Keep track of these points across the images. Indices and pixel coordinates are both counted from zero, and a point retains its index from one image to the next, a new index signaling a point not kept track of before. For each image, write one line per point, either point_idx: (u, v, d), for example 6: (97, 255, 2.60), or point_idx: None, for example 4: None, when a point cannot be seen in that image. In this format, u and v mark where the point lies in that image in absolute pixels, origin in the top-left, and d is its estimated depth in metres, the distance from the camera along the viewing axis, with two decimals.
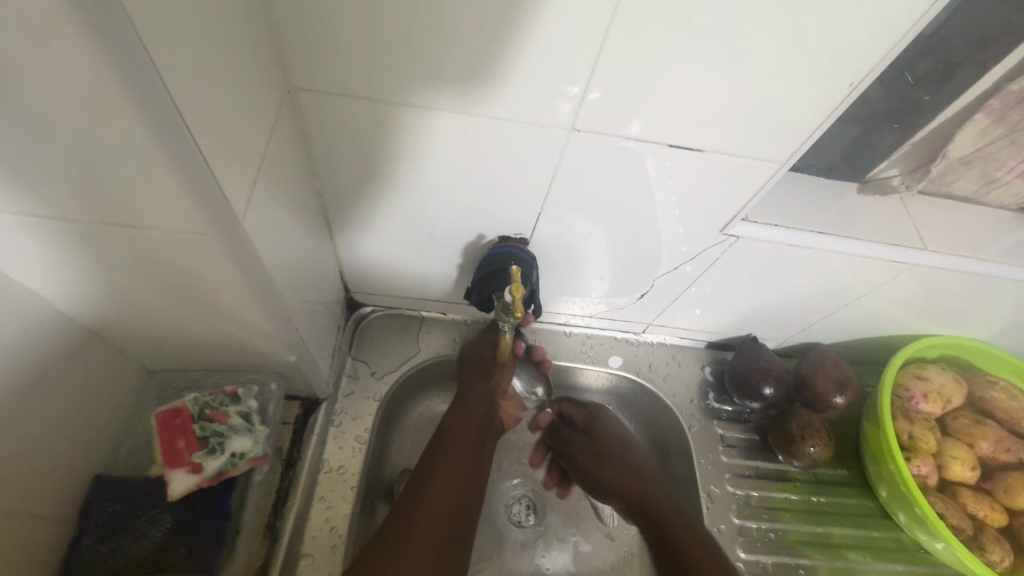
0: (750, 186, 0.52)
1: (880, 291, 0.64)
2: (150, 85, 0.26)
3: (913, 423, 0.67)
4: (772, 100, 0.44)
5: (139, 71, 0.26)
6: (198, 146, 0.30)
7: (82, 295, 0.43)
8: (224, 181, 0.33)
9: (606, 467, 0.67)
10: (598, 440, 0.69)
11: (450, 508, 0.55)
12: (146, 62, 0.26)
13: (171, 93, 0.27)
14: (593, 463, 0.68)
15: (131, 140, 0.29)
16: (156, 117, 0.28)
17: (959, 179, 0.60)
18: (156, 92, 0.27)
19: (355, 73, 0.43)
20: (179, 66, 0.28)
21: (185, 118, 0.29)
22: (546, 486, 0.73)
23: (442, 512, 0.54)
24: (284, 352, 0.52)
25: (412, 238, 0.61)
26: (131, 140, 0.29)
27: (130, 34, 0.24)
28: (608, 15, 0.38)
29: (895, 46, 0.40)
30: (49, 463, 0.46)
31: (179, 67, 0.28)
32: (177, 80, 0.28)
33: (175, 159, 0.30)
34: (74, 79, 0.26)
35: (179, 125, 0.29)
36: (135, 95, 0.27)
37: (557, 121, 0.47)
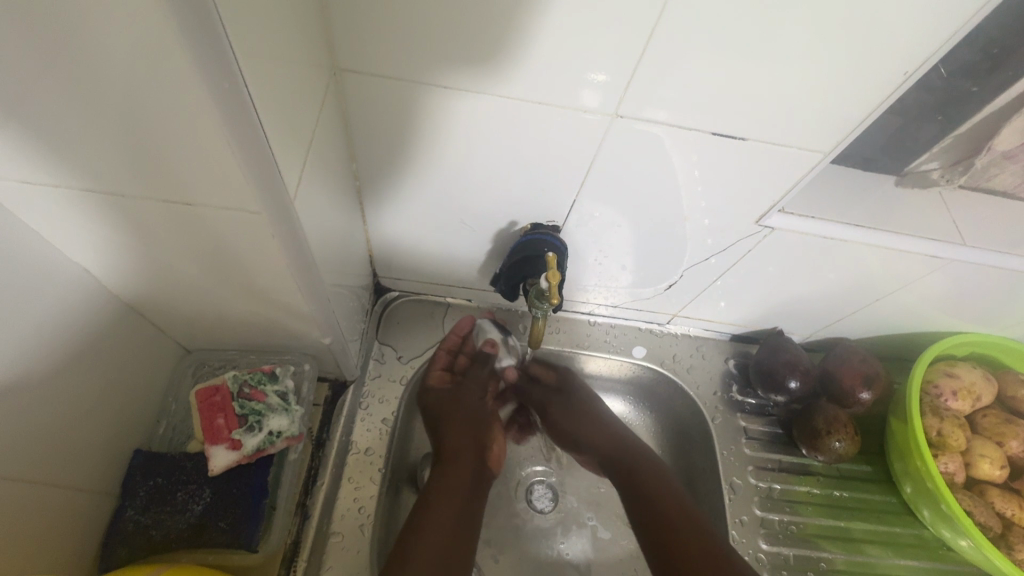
0: (792, 176, 0.51)
1: (914, 288, 0.63)
2: (221, 59, 0.26)
3: (942, 420, 0.67)
4: (822, 88, 0.43)
5: (213, 46, 0.26)
6: (259, 122, 0.30)
7: (128, 270, 0.44)
8: (280, 158, 0.33)
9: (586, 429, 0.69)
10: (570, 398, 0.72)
11: (449, 542, 0.55)
12: (221, 37, 0.26)
13: (240, 68, 0.27)
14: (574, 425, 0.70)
15: (193, 114, 0.29)
16: (224, 93, 0.28)
17: (1001, 175, 0.59)
18: (227, 67, 0.27)
19: (399, 53, 0.43)
20: (246, 42, 0.28)
21: (251, 95, 0.29)
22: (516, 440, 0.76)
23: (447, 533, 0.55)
24: (318, 334, 0.53)
25: (443, 222, 0.61)
26: (194, 115, 0.29)
27: (209, 8, 0.24)
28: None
29: (958, 31, 0.39)
30: (92, 434, 0.47)
31: (246, 43, 0.28)
32: (243, 56, 0.28)
33: (236, 135, 0.30)
34: (143, 50, 0.26)
35: (243, 101, 0.29)
36: (205, 71, 0.27)
37: (598, 107, 0.46)
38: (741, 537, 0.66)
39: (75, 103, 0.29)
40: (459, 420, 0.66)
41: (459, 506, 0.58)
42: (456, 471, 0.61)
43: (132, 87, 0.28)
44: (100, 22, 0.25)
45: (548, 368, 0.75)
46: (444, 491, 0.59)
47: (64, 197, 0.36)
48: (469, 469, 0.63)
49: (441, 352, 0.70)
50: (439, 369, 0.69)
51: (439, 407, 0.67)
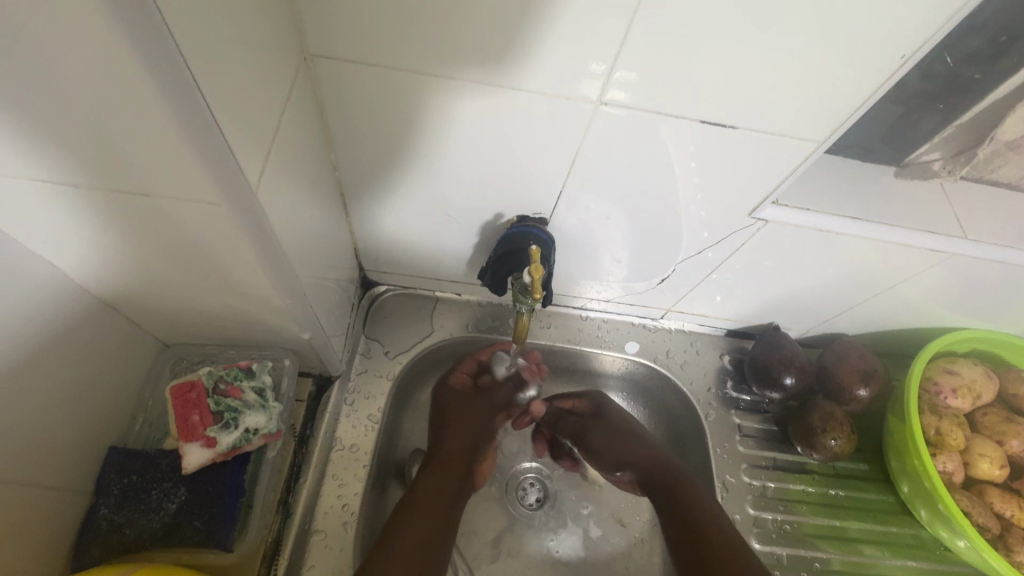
0: (786, 166, 0.50)
1: (913, 282, 0.62)
2: (155, 32, 0.25)
3: (940, 418, 0.65)
4: (815, 74, 0.41)
5: (145, 17, 0.24)
6: (205, 101, 0.28)
7: (95, 266, 0.42)
8: (235, 142, 0.31)
9: (620, 444, 0.68)
10: (604, 421, 0.71)
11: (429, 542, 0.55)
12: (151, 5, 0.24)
13: (177, 42, 0.26)
14: (605, 442, 0.69)
15: (136, 96, 0.27)
16: (164, 70, 0.26)
17: (1005, 165, 0.57)
18: (163, 41, 0.25)
19: (371, 37, 0.41)
20: (188, 16, 0.26)
21: (192, 71, 0.27)
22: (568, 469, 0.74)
23: (425, 535, 0.55)
24: (298, 329, 0.51)
25: (428, 215, 0.59)
26: (136, 96, 0.27)
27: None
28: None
29: (959, 12, 0.36)
30: (63, 433, 0.46)
31: (187, 15, 0.26)
32: (184, 30, 0.26)
33: (183, 118, 0.28)
34: (73, 26, 0.24)
35: (186, 79, 0.27)
36: (140, 45, 0.25)
37: (582, 94, 0.44)
38: None
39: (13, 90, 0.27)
40: (461, 426, 0.68)
41: (442, 507, 0.59)
42: (442, 476, 0.62)
43: (68, 68, 0.26)
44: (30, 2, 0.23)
45: (578, 398, 0.73)
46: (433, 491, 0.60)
47: (17, 190, 0.34)
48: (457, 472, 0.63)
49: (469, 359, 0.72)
50: (462, 373, 0.71)
51: (449, 410, 0.69)
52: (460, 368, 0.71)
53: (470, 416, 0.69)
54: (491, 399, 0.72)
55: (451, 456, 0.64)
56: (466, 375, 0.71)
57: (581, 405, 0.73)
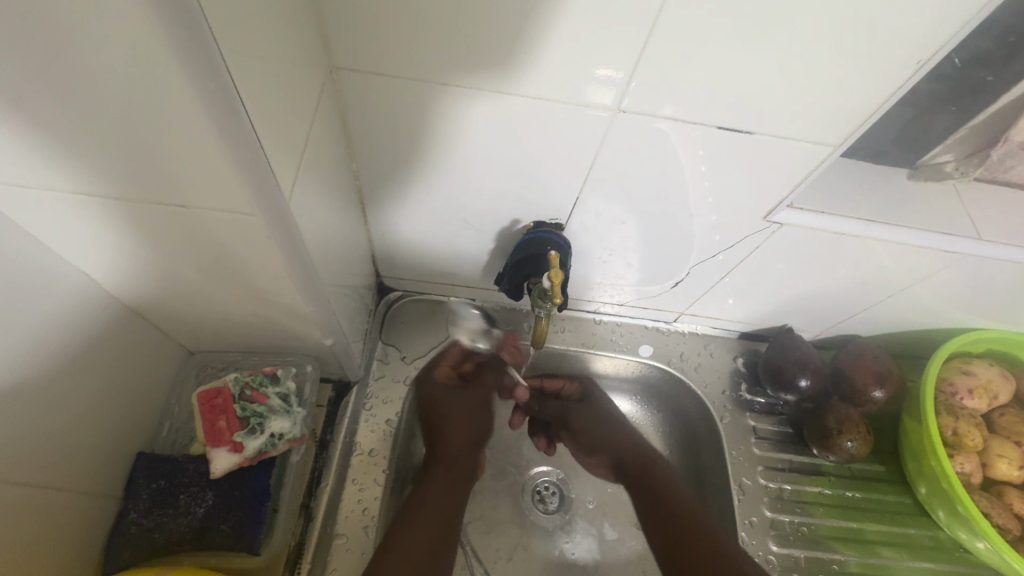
0: (801, 170, 0.50)
1: (928, 283, 0.62)
2: (201, 45, 0.25)
3: (958, 419, 0.65)
4: (830, 80, 0.42)
5: (192, 31, 0.25)
6: (244, 108, 0.29)
7: (127, 274, 0.43)
8: (269, 151, 0.32)
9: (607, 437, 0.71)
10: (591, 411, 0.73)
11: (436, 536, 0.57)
12: (198, 18, 0.24)
13: (220, 52, 0.26)
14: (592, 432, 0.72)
15: (178, 105, 0.28)
16: (206, 80, 0.27)
17: (1018, 166, 0.57)
18: (207, 53, 0.26)
19: (394, 50, 0.42)
20: (229, 28, 0.27)
21: (233, 79, 0.28)
22: (540, 448, 0.74)
23: (432, 537, 0.56)
24: (319, 335, 0.52)
25: (446, 222, 0.60)
26: (178, 104, 0.28)
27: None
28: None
29: (974, 18, 0.37)
30: (93, 439, 0.47)
31: (229, 28, 0.27)
32: (226, 41, 0.27)
33: (222, 125, 0.29)
34: (122, 38, 0.25)
35: (227, 87, 0.27)
36: (186, 58, 0.26)
37: (600, 102, 0.45)
38: (750, 539, 0.65)
39: (61, 102, 0.28)
40: (462, 419, 0.68)
41: (450, 509, 0.60)
42: (448, 475, 0.63)
43: (114, 79, 0.27)
44: (86, 25, 0.24)
45: (570, 381, 0.75)
46: (441, 486, 0.61)
47: (58, 201, 0.35)
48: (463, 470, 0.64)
49: (454, 349, 0.70)
50: (446, 365, 0.69)
51: (440, 402, 0.67)
52: (443, 361, 0.69)
53: (466, 407, 0.68)
54: (479, 387, 0.70)
55: (455, 452, 0.65)
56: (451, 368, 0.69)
57: (572, 389, 0.75)
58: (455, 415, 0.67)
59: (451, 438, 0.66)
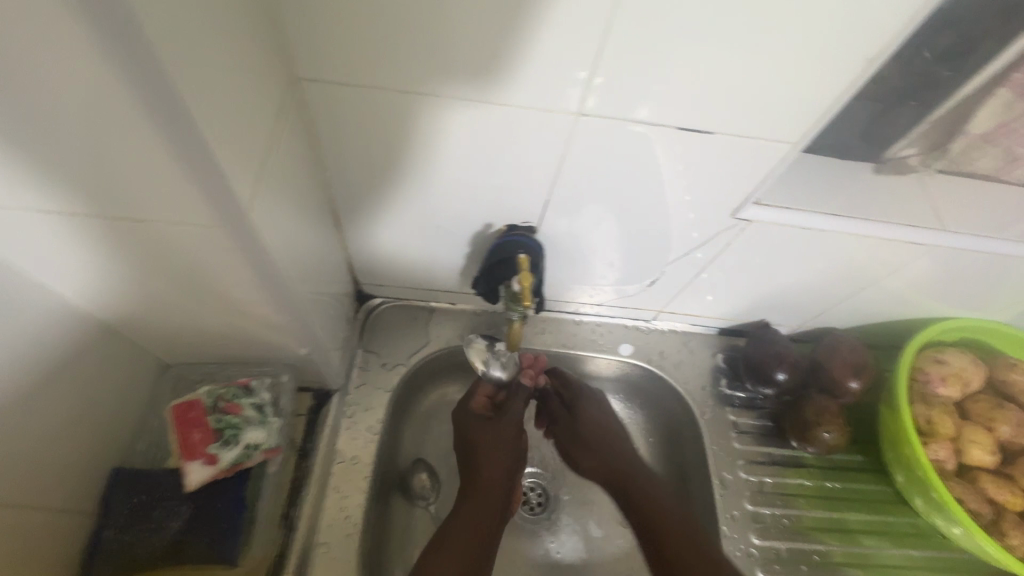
0: (764, 168, 0.51)
1: (898, 275, 0.63)
2: (139, 52, 0.25)
3: (930, 407, 0.66)
4: (785, 80, 0.43)
5: (130, 41, 0.24)
6: (191, 112, 0.28)
7: (94, 291, 0.43)
8: (224, 160, 0.31)
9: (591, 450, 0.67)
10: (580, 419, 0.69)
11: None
12: (132, 26, 0.24)
13: (160, 56, 0.26)
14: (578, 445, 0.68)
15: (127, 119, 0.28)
16: (146, 85, 0.26)
17: (981, 158, 0.58)
18: (150, 59, 0.25)
19: (356, 60, 0.42)
20: (171, 34, 0.26)
21: (177, 83, 0.27)
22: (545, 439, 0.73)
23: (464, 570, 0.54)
24: (294, 344, 0.52)
25: (421, 228, 0.60)
26: (126, 112, 0.28)
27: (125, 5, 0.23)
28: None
29: (918, 15, 0.38)
30: (66, 456, 0.47)
31: (171, 33, 0.26)
32: (167, 47, 0.26)
33: (171, 131, 0.29)
34: (61, 51, 0.25)
35: (174, 95, 0.27)
36: (126, 67, 0.26)
37: (564, 106, 0.46)
38: (731, 532, 0.66)
39: (8, 122, 0.28)
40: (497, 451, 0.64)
41: (478, 547, 0.56)
42: (482, 512, 0.59)
43: (59, 94, 0.26)
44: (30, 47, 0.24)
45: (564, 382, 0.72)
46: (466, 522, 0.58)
47: (31, 221, 0.35)
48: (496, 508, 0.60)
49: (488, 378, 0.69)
50: (481, 395, 0.68)
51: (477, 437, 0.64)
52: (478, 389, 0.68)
53: (499, 441, 0.64)
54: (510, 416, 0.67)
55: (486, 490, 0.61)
56: (485, 397, 0.68)
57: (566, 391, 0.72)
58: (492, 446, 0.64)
59: (485, 472, 0.62)
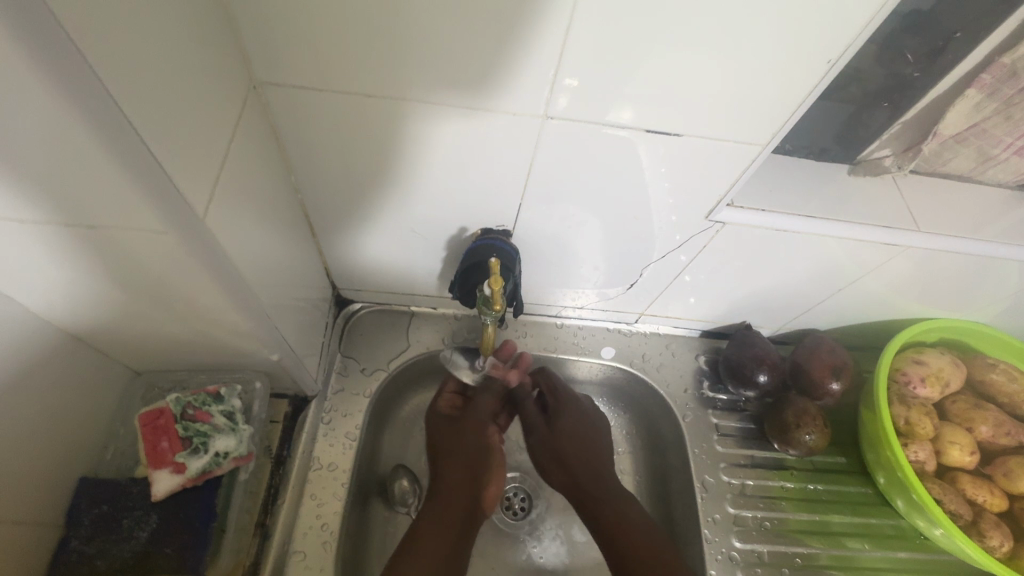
0: (734, 170, 0.51)
1: (876, 275, 0.63)
2: (67, 57, 0.25)
3: (910, 408, 0.66)
4: (749, 81, 0.42)
5: (56, 44, 0.25)
6: (125, 114, 0.29)
7: (55, 300, 0.42)
8: (166, 160, 0.32)
9: (568, 451, 0.67)
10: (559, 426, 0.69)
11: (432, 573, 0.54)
12: (56, 31, 0.24)
13: (88, 59, 0.26)
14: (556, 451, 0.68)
15: (59, 125, 0.27)
16: (78, 90, 0.26)
17: (955, 158, 0.58)
18: (79, 64, 0.26)
19: (316, 63, 0.42)
20: (102, 38, 0.27)
21: (108, 88, 0.27)
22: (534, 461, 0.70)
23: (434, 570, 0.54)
24: (266, 351, 0.52)
25: (398, 233, 0.60)
26: (54, 122, 0.27)
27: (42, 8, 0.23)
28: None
29: (875, 17, 0.38)
30: (31, 467, 0.46)
31: (101, 35, 0.26)
32: (96, 50, 0.26)
33: (107, 137, 0.29)
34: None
35: (104, 99, 0.27)
36: (58, 71, 0.25)
37: (531, 109, 0.45)
38: (712, 536, 0.65)
39: None
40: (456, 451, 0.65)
41: (446, 538, 0.57)
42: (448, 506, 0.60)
43: None
44: None
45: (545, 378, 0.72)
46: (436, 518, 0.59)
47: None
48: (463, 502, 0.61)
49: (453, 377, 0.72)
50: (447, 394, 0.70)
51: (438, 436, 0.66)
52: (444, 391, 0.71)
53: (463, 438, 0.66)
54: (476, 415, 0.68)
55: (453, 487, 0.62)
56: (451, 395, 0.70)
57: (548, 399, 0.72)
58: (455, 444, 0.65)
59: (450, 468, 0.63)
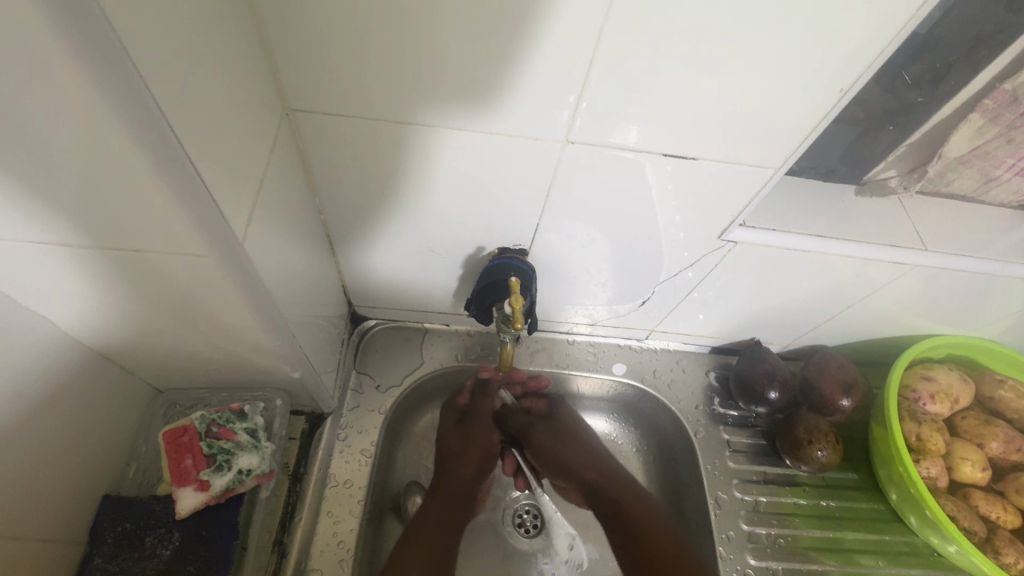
0: (746, 192, 0.53)
1: (885, 292, 0.64)
2: (137, 95, 0.27)
3: (920, 424, 0.67)
4: (764, 106, 0.44)
5: (126, 78, 0.26)
6: (182, 145, 0.30)
7: (88, 319, 0.43)
8: (215, 188, 0.33)
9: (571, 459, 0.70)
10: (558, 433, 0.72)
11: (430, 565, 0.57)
12: (132, 71, 0.26)
13: (155, 96, 0.27)
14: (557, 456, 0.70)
15: (121, 152, 0.29)
16: (144, 126, 0.28)
17: (958, 179, 0.60)
18: (144, 101, 0.27)
19: (348, 92, 0.44)
20: (165, 77, 0.28)
21: (172, 121, 0.29)
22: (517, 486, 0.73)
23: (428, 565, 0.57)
24: (288, 368, 0.53)
25: (414, 252, 0.61)
26: (114, 145, 0.28)
27: (121, 53, 0.25)
28: (603, 13, 0.38)
29: (887, 47, 0.40)
30: (56, 486, 0.46)
31: (162, 69, 0.28)
32: (160, 85, 0.28)
33: (163, 165, 0.30)
34: (49, 85, 0.26)
35: (166, 132, 0.29)
36: (125, 108, 0.27)
37: (552, 133, 0.47)
38: (727, 553, 0.66)
39: (10, 162, 0.29)
40: (466, 458, 0.69)
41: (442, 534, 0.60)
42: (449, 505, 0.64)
43: (58, 133, 0.28)
44: (28, 87, 0.25)
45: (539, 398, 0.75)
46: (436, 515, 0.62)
47: (37, 252, 0.36)
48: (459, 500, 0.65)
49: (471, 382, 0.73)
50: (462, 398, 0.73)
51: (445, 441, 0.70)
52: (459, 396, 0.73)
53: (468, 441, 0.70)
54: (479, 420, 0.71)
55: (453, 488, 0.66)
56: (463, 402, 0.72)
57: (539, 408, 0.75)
58: (461, 448, 0.69)
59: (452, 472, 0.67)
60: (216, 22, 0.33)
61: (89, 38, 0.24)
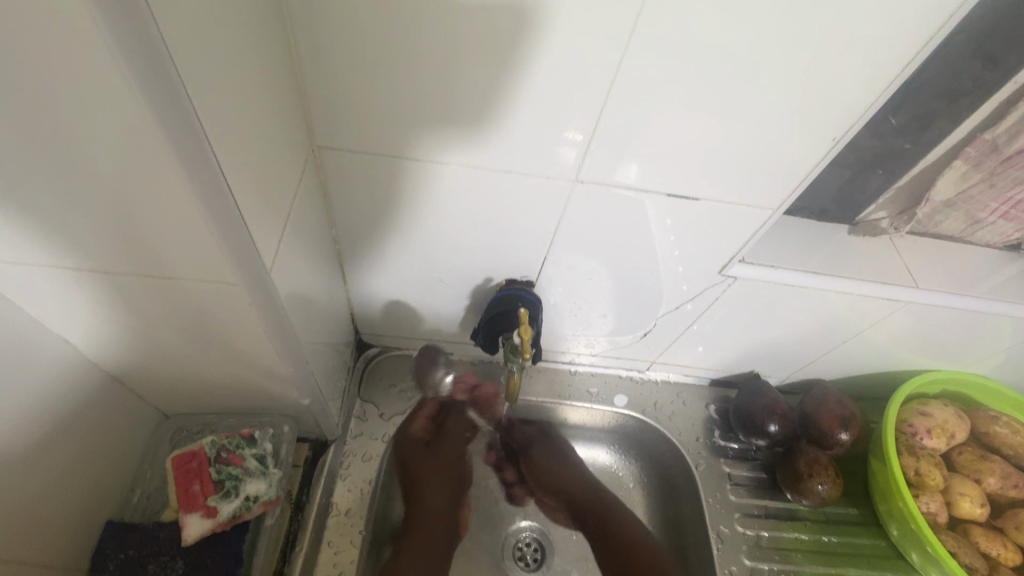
0: (747, 231, 0.55)
1: (878, 328, 0.66)
2: (194, 140, 0.29)
3: (918, 459, 0.68)
4: (762, 150, 0.47)
5: (185, 125, 0.28)
6: (225, 181, 0.32)
7: (108, 342, 0.45)
8: (250, 222, 0.35)
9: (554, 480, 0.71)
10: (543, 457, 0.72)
11: None
12: (192, 119, 0.28)
13: (208, 140, 0.30)
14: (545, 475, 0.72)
15: (169, 189, 0.31)
16: (195, 166, 0.30)
17: (946, 220, 0.63)
18: (199, 146, 0.29)
19: (371, 131, 0.46)
20: (217, 122, 0.30)
21: (220, 162, 0.31)
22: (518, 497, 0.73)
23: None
24: (297, 395, 0.53)
25: (423, 281, 0.63)
26: (163, 179, 0.30)
27: (186, 106, 0.27)
28: (614, 64, 0.41)
29: (876, 100, 0.43)
30: (62, 509, 0.47)
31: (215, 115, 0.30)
32: (211, 129, 0.30)
33: (205, 198, 0.31)
34: (113, 128, 0.28)
35: (214, 172, 0.31)
36: (180, 150, 0.29)
37: (561, 172, 0.50)
38: None
39: (64, 193, 0.31)
40: (434, 478, 0.68)
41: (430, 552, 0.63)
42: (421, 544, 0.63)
43: (112, 168, 0.30)
44: (91, 128, 0.28)
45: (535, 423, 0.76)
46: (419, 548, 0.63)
47: (72, 276, 0.37)
48: (435, 532, 0.65)
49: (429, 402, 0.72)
50: (423, 417, 0.70)
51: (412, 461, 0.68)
52: (420, 413, 0.70)
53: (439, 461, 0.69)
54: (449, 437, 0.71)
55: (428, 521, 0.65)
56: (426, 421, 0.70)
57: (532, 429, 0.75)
58: (428, 469, 0.68)
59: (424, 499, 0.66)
60: (258, 67, 0.36)
61: (154, 90, 0.26)
